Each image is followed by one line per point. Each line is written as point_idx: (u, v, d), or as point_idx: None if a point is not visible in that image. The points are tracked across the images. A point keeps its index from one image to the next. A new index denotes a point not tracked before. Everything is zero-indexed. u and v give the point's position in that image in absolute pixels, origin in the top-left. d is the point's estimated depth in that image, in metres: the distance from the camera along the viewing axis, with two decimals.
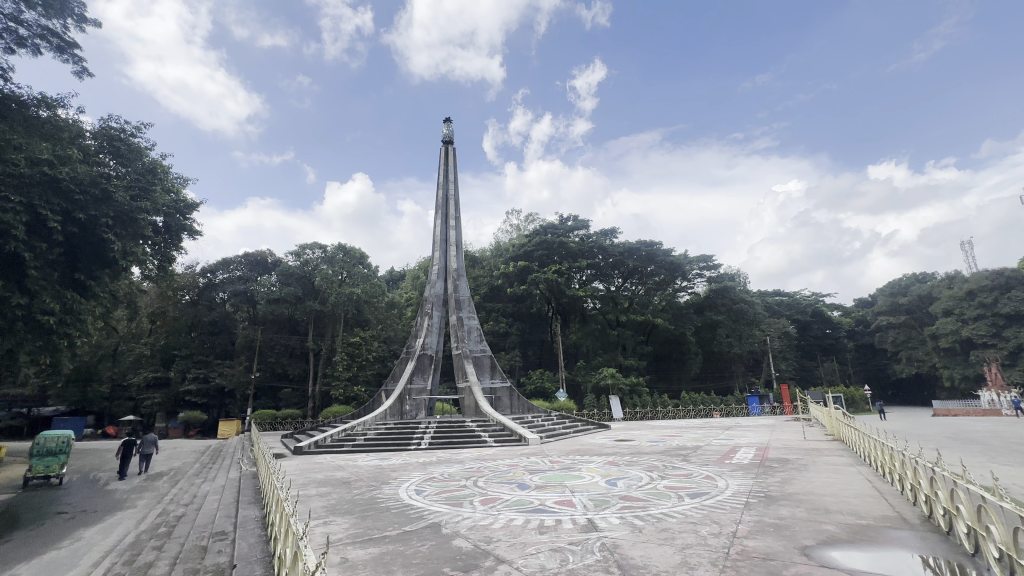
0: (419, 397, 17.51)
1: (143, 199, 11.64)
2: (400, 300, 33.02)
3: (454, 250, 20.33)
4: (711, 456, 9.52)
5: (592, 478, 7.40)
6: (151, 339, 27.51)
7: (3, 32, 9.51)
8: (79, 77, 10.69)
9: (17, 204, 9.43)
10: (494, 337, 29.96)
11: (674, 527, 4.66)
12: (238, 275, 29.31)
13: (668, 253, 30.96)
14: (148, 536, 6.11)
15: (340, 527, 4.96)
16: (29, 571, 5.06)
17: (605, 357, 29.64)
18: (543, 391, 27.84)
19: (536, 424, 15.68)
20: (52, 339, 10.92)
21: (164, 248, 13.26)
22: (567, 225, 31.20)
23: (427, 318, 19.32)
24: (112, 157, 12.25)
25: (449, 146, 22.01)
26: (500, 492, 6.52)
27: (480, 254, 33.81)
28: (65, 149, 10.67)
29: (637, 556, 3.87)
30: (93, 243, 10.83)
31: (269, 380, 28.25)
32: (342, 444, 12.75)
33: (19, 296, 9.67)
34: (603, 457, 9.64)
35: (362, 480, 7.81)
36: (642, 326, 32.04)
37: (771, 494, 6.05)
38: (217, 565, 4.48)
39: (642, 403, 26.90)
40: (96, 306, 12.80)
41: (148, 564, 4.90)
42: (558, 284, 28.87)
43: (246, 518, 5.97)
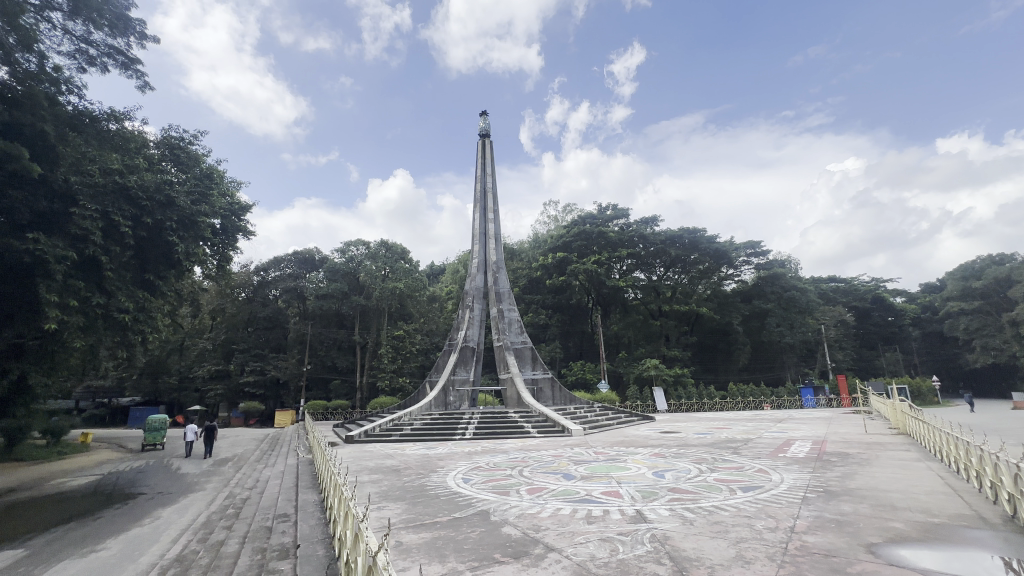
0: (462, 388, 17.87)
1: (203, 203, 12.44)
2: (441, 294, 33.74)
3: (493, 242, 20.45)
4: (763, 449, 9.19)
5: (638, 470, 7.30)
6: (213, 334, 29.39)
7: (75, 53, 10.38)
8: (142, 90, 11.44)
9: (93, 211, 10.29)
10: (534, 329, 30.12)
11: (726, 520, 4.54)
12: (289, 272, 30.76)
13: (713, 240, 29.90)
14: (218, 516, 6.57)
15: (393, 512, 5.15)
16: (118, 545, 5.56)
17: (648, 348, 29.16)
18: (584, 382, 27.68)
19: (578, 415, 15.67)
20: (128, 336, 11.89)
21: (222, 249, 14.05)
22: (606, 215, 30.72)
23: (468, 311, 19.64)
24: (173, 164, 13.21)
25: (486, 139, 22.09)
26: (545, 481, 6.57)
27: (519, 247, 34.02)
28: (132, 159, 11.61)
29: (689, 548, 3.80)
30: (160, 245, 11.65)
31: (320, 373, 29.43)
32: (389, 433, 13.23)
33: (98, 296, 10.55)
34: (648, 449, 9.48)
35: (411, 468, 8.08)
36: (686, 315, 31.20)
37: (830, 488, 5.79)
38: (282, 545, 4.75)
39: (687, 395, 26.18)
40: (163, 304, 13.78)
41: (221, 543, 5.27)
42: (598, 274, 28.36)
43: (306, 501, 6.30)
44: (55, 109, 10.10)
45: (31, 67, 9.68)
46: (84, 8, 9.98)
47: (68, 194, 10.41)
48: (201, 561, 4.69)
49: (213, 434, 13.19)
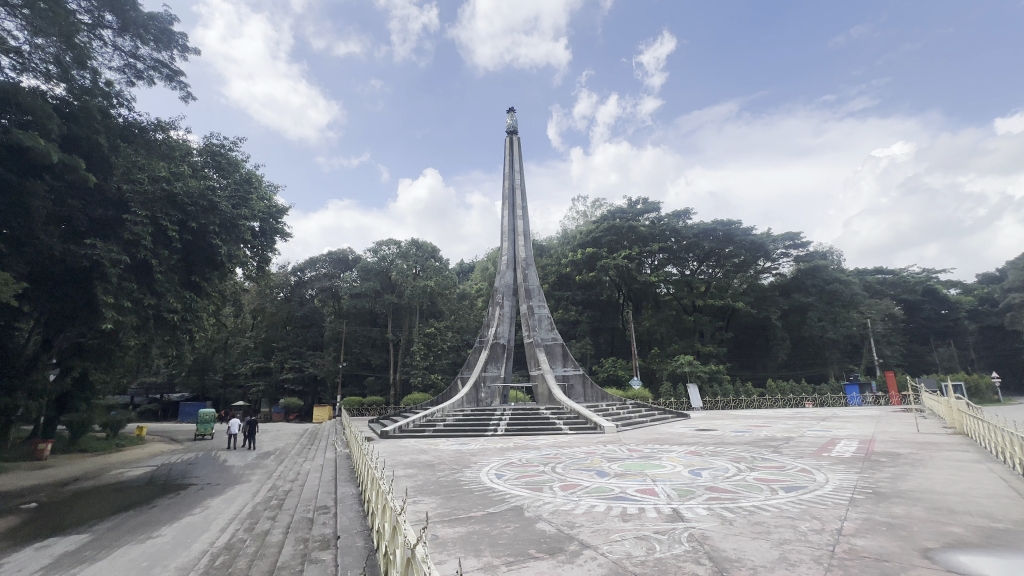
0: (493, 384, 18.00)
1: (243, 207, 12.97)
2: (471, 291, 34.02)
3: (522, 239, 20.44)
4: (806, 448, 8.84)
5: (674, 468, 7.16)
6: (254, 333, 30.62)
7: (124, 68, 11.02)
8: (186, 101, 12.00)
9: (143, 217, 10.84)
10: (565, 325, 29.99)
11: (768, 521, 4.38)
12: (324, 272, 31.69)
13: (749, 232, 28.95)
14: (262, 507, 6.86)
15: (428, 506, 5.24)
16: (172, 532, 5.88)
17: (681, 344, 28.55)
18: (616, 379, 27.40)
19: (611, 412, 15.51)
20: (176, 334, 12.54)
21: (261, 251, 14.62)
22: (636, 209, 30.20)
23: (498, 308, 19.70)
24: (215, 170, 13.83)
25: (514, 136, 22.06)
26: (579, 478, 6.53)
27: (549, 244, 33.94)
28: (177, 167, 12.24)
29: (729, 549, 3.69)
30: (204, 248, 12.19)
31: (355, 369, 30.14)
32: (423, 429, 13.46)
33: (149, 296, 11.17)
34: (683, 446, 9.28)
35: (445, 463, 8.19)
36: (721, 310, 30.39)
37: (880, 490, 5.52)
38: (323, 536, 4.90)
39: (724, 392, 25.46)
40: (208, 305, 14.44)
41: (266, 532, 5.50)
42: (629, 269, 27.90)
43: (345, 494, 6.49)
44: (108, 122, 10.73)
45: (86, 83, 10.29)
46: (131, 25, 10.52)
47: (120, 201, 11.04)
48: (248, 550, 4.90)
49: (254, 428, 13.75)
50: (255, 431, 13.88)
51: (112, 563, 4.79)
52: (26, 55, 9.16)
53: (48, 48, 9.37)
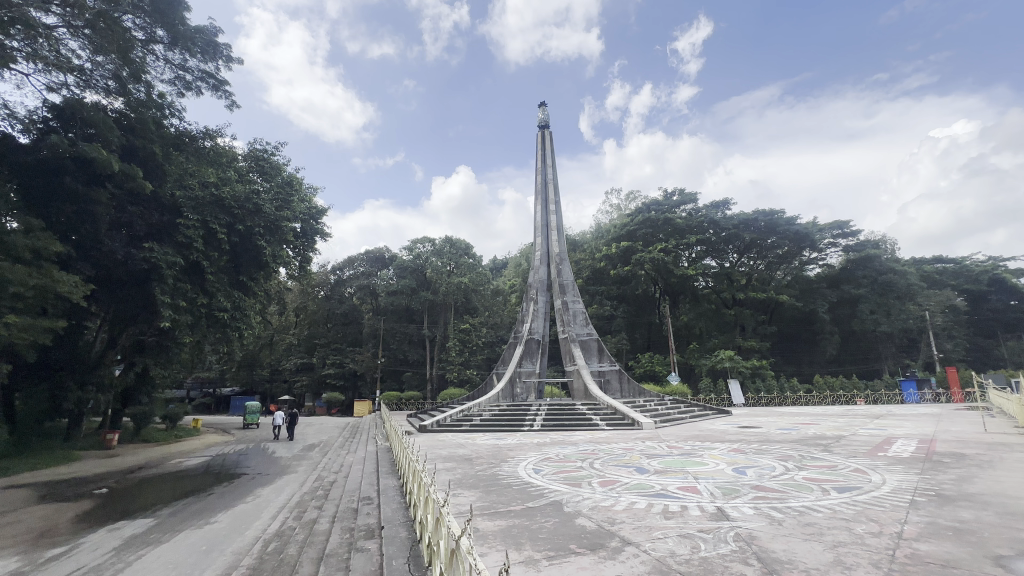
0: (529, 379, 18.06)
1: (285, 209, 13.45)
2: (504, 287, 34.17)
3: (555, 234, 20.31)
4: (859, 447, 8.39)
5: (717, 465, 6.97)
6: (297, 330, 31.85)
7: (175, 80, 11.65)
8: (231, 109, 12.55)
9: (195, 221, 11.50)
10: (600, 320, 29.66)
11: (820, 523, 4.19)
12: (362, 270, 32.58)
13: (793, 221, 27.68)
14: (309, 497, 7.15)
15: (468, 499, 5.32)
16: (227, 519, 6.22)
17: (722, 339, 27.69)
18: (654, 374, 26.88)
19: (649, 408, 15.24)
20: (227, 332, 13.21)
21: (303, 251, 15.17)
22: (672, 200, 29.43)
23: (532, 303, 19.68)
24: (259, 174, 14.43)
25: (545, 131, 21.91)
26: (618, 474, 6.45)
27: (582, 238, 33.64)
28: (225, 172, 12.84)
29: (779, 550, 3.56)
30: (250, 250, 12.74)
31: (394, 365, 30.81)
32: (460, 423, 13.64)
33: (202, 297, 11.84)
34: (726, 444, 9.00)
35: (482, 457, 8.27)
36: (764, 304, 29.28)
37: (944, 492, 5.17)
38: (367, 526, 5.06)
39: (767, 388, 24.55)
40: (255, 304, 15.11)
41: (314, 520, 5.73)
42: (665, 263, 27.24)
43: (387, 486, 6.67)
44: (162, 132, 11.38)
45: (142, 96, 10.81)
46: (181, 39, 11.06)
47: (174, 207, 11.73)
48: (298, 537, 5.12)
49: (296, 419, 14.30)
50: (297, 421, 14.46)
51: (175, 546, 5.11)
52: (88, 72, 9.83)
53: (107, 66, 10.00)
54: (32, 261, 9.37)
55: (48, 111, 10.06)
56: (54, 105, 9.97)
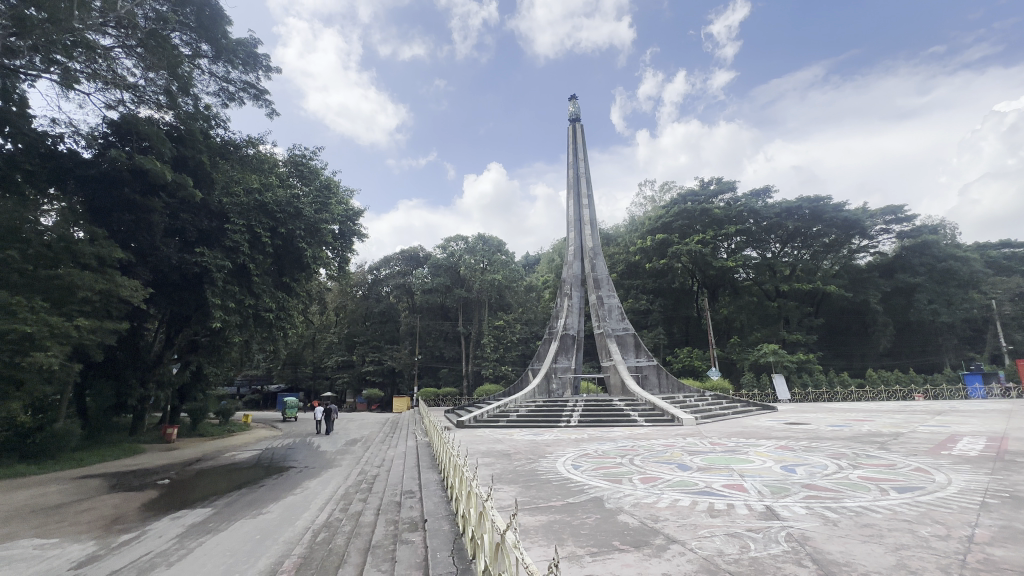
0: (565, 375, 18.00)
1: (324, 211, 13.89)
2: (537, 283, 34.09)
3: (588, 228, 20.05)
4: (920, 445, 7.89)
5: (763, 463, 6.72)
6: (338, 329, 32.88)
7: (220, 92, 12.21)
8: (271, 117, 13.06)
9: (241, 226, 12.08)
10: (636, 315, 29.16)
11: (879, 523, 3.97)
12: (398, 270, 33.23)
13: (840, 208, 26.29)
14: (354, 490, 7.39)
15: (508, 493, 5.35)
16: (279, 510, 6.51)
17: (765, 333, 26.67)
18: (693, 370, 26.22)
19: (689, 404, 14.88)
20: (272, 331, 13.78)
21: (342, 252, 15.63)
22: (709, 190, 28.53)
23: (566, 299, 19.55)
24: (299, 179, 14.95)
25: (576, 124, 21.66)
26: (659, 471, 6.33)
27: (615, 232, 33.12)
28: (267, 178, 13.39)
29: (835, 551, 3.40)
30: (293, 252, 13.23)
31: (430, 362, 31.29)
32: (497, 419, 13.74)
33: (249, 298, 12.38)
34: (772, 441, 8.68)
35: (521, 453, 8.30)
36: (810, 295, 28.01)
37: (1019, 495, 4.79)
38: (411, 519, 5.17)
39: (815, 382, 23.49)
40: (298, 304, 15.69)
41: (359, 513, 5.92)
42: (703, 255, 26.41)
43: (428, 480, 6.80)
44: (209, 142, 11.99)
45: (190, 109, 11.34)
46: (224, 52, 11.57)
47: (221, 213, 12.35)
48: (345, 528, 5.29)
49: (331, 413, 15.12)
50: (333, 413, 15.22)
51: (232, 534, 5.39)
52: (141, 88, 10.42)
53: (159, 81, 10.56)
54: (98, 268, 10.07)
55: (107, 127, 10.75)
56: (112, 122, 10.66)
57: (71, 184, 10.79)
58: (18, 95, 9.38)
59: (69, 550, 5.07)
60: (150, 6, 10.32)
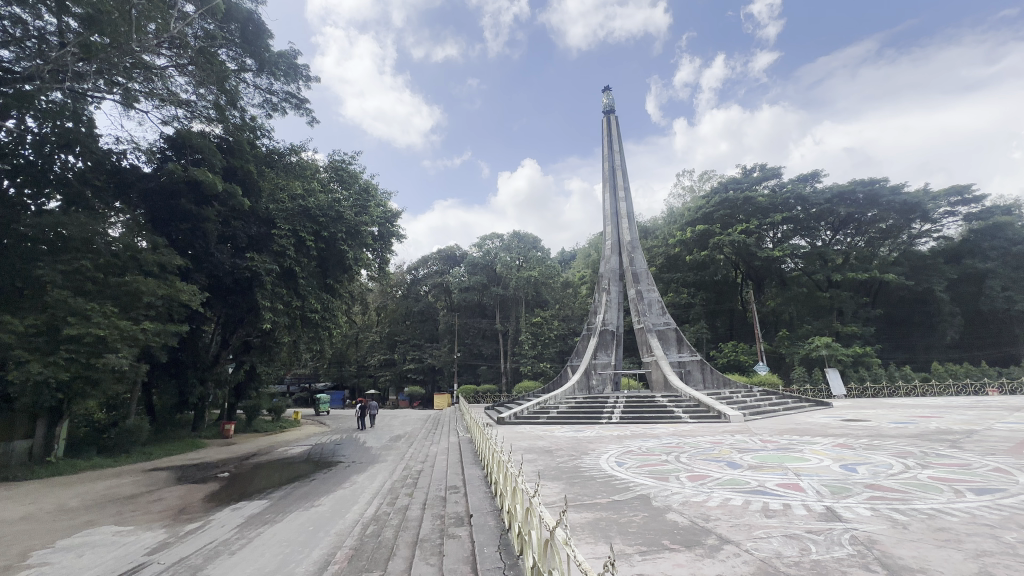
0: (605, 371, 17.78)
1: (364, 214, 14.27)
2: (575, 279, 33.84)
3: (626, 222, 19.64)
4: (998, 444, 7.26)
5: (821, 461, 6.37)
6: (379, 328, 33.79)
7: (264, 103, 12.74)
8: (312, 125, 13.52)
9: (287, 231, 12.58)
10: (677, 309, 28.44)
11: (956, 528, 3.67)
12: (435, 269, 33.76)
13: (898, 190, 24.58)
14: (400, 484, 7.56)
15: (552, 490, 5.31)
16: (330, 503, 6.75)
17: (816, 325, 25.37)
18: (738, 364, 25.30)
19: (736, 400, 14.34)
20: (318, 331, 14.30)
21: (382, 253, 16.03)
22: (753, 177, 27.38)
23: (605, 294, 19.26)
24: (340, 184, 15.39)
25: (611, 116, 21.27)
26: (707, 469, 6.12)
27: (654, 226, 32.36)
28: (309, 184, 13.85)
29: (907, 556, 3.17)
30: (335, 254, 13.64)
31: (469, 359, 31.66)
32: (537, 416, 13.72)
33: (296, 300, 12.93)
34: (830, 439, 8.22)
35: (563, 450, 8.24)
36: (865, 284, 26.43)
37: None
38: (457, 513, 5.23)
39: (873, 377, 22.14)
40: (342, 305, 16.21)
41: (406, 507, 6.04)
42: (747, 245, 25.39)
43: (471, 476, 6.86)
44: (255, 152, 12.60)
45: (238, 121, 11.91)
46: (267, 65, 12.05)
47: (268, 219, 12.88)
48: (393, 522, 5.41)
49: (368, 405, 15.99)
50: (375, 409, 15.82)
51: (287, 525, 5.63)
52: (194, 104, 11.01)
53: (209, 96, 11.13)
54: (160, 274, 10.76)
55: (164, 142, 11.46)
56: (168, 137, 11.36)
57: (135, 197, 11.57)
58: (86, 116, 10.10)
59: (144, 538, 5.43)
60: (200, 25, 10.81)
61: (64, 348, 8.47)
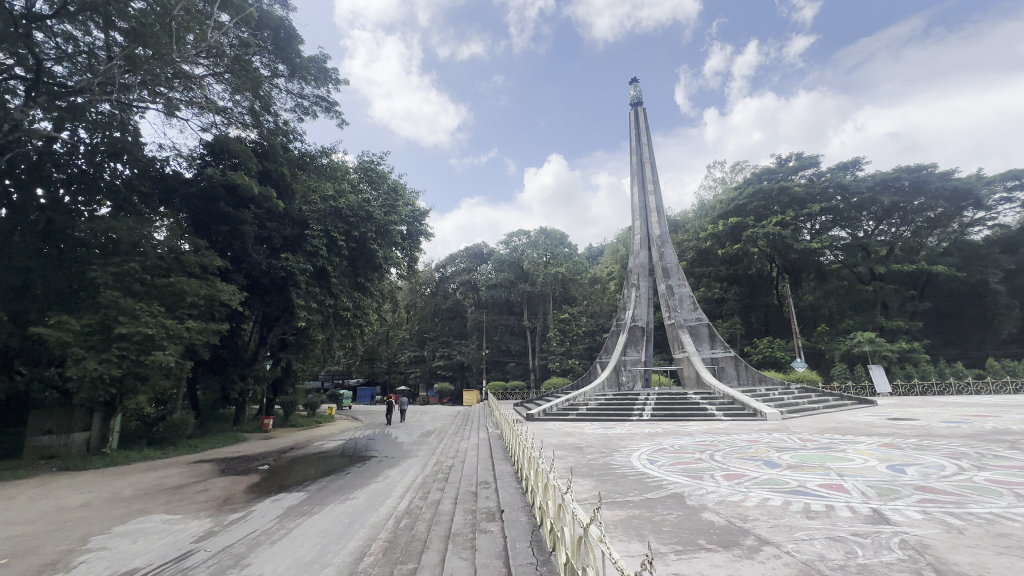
0: (635, 368, 17.53)
1: (393, 213, 14.49)
2: (602, 275, 33.46)
3: (655, 215, 19.26)
4: None
5: (866, 462, 6.10)
6: (409, 326, 34.33)
7: (296, 107, 13.09)
8: (342, 127, 13.80)
9: (319, 232, 12.88)
10: (709, 304, 27.73)
11: (1018, 534, 3.45)
12: (463, 267, 33.98)
13: (948, 176, 23.20)
14: (431, 479, 7.67)
15: (583, 487, 5.26)
16: (364, 496, 6.89)
17: (859, 320, 24.26)
18: (775, 361, 24.47)
19: (773, 398, 13.89)
20: (350, 328, 14.63)
21: (411, 252, 16.27)
22: (788, 166, 26.38)
23: (634, 289, 18.96)
24: (369, 184, 15.67)
25: (639, 108, 20.87)
26: (744, 468, 5.94)
27: (684, 219, 31.63)
28: (340, 185, 14.18)
29: (965, 563, 2.99)
30: (366, 253, 13.92)
31: (497, 356, 31.79)
32: (566, 413, 13.66)
33: (329, 298, 13.26)
34: (875, 438, 7.85)
35: (593, 447, 8.17)
36: (911, 276, 25.07)
37: None
38: (489, 509, 5.25)
39: (922, 374, 20.99)
40: (372, 303, 16.53)
41: (438, 501, 6.12)
42: (782, 238, 24.49)
43: (502, 472, 6.88)
44: (288, 155, 13.01)
45: (272, 126, 12.32)
46: (298, 70, 12.37)
47: (301, 220, 13.23)
48: (426, 516, 5.48)
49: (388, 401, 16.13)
50: (405, 405, 16.09)
51: (324, 517, 5.80)
52: (230, 111, 11.42)
53: (244, 102, 11.51)
54: (202, 276, 11.23)
55: (203, 148, 11.95)
56: (207, 143, 11.85)
57: (177, 202, 12.11)
58: (132, 126, 10.63)
59: (191, 526, 5.70)
60: (235, 33, 11.14)
61: (116, 345, 8.95)
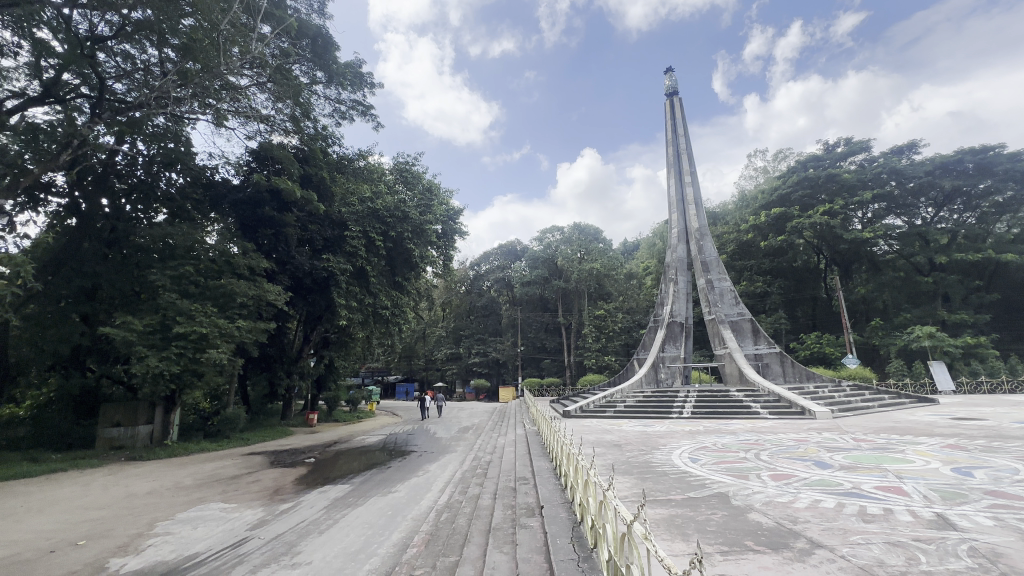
0: (673, 364, 17.16)
1: (428, 213, 14.72)
2: (638, 270, 32.83)
3: (693, 208, 18.73)
4: None
5: (927, 464, 5.73)
6: (445, 323, 34.83)
7: (334, 112, 13.49)
8: (378, 130, 14.14)
9: (358, 232, 13.25)
10: (752, 299, 26.71)
11: None
12: (497, 264, 34.13)
13: (1018, 156, 21.39)
14: (470, 474, 7.77)
15: (624, 485, 5.20)
16: (405, 489, 7.06)
17: (917, 313, 22.78)
18: (824, 357, 23.34)
19: (822, 395, 13.28)
20: (388, 326, 14.99)
21: (446, 250, 16.49)
22: (836, 153, 25.03)
23: (672, 284, 18.51)
24: (404, 184, 15.96)
25: (674, 98, 20.32)
26: (792, 468, 5.71)
27: (723, 211, 30.56)
28: (377, 186, 14.52)
29: None
30: (402, 252, 14.21)
31: (532, 353, 31.79)
32: (604, 409, 13.52)
33: (368, 297, 13.62)
34: (938, 439, 7.36)
35: (633, 444, 8.05)
36: (977, 266, 23.29)
37: None
38: (528, 504, 5.27)
39: (990, 371, 19.49)
40: (409, 301, 16.87)
41: (478, 496, 6.19)
42: (831, 227, 23.28)
43: (540, 468, 6.90)
44: (327, 159, 13.43)
45: (311, 131, 12.73)
46: (335, 76, 12.74)
47: (341, 222, 13.64)
48: (466, 510, 5.57)
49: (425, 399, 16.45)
50: (442, 401, 16.36)
51: (368, 509, 5.98)
52: (273, 118, 11.86)
53: (285, 110, 11.93)
54: (251, 277, 11.76)
55: (249, 156, 12.52)
56: (253, 151, 12.42)
57: (226, 207, 12.73)
58: (185, 137, 11.25)
59: (245, 514, 6.01)
60: (276, 44, 11.56)
61: (175, 344, 9.53)
